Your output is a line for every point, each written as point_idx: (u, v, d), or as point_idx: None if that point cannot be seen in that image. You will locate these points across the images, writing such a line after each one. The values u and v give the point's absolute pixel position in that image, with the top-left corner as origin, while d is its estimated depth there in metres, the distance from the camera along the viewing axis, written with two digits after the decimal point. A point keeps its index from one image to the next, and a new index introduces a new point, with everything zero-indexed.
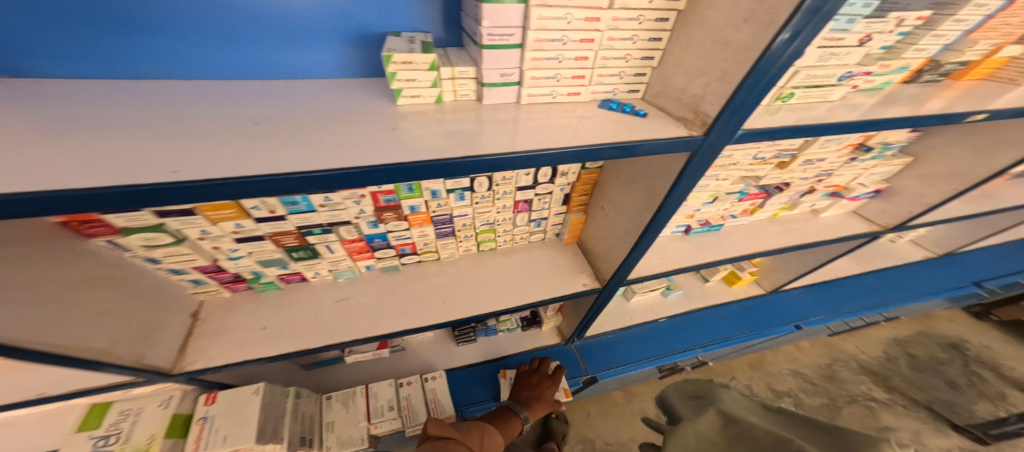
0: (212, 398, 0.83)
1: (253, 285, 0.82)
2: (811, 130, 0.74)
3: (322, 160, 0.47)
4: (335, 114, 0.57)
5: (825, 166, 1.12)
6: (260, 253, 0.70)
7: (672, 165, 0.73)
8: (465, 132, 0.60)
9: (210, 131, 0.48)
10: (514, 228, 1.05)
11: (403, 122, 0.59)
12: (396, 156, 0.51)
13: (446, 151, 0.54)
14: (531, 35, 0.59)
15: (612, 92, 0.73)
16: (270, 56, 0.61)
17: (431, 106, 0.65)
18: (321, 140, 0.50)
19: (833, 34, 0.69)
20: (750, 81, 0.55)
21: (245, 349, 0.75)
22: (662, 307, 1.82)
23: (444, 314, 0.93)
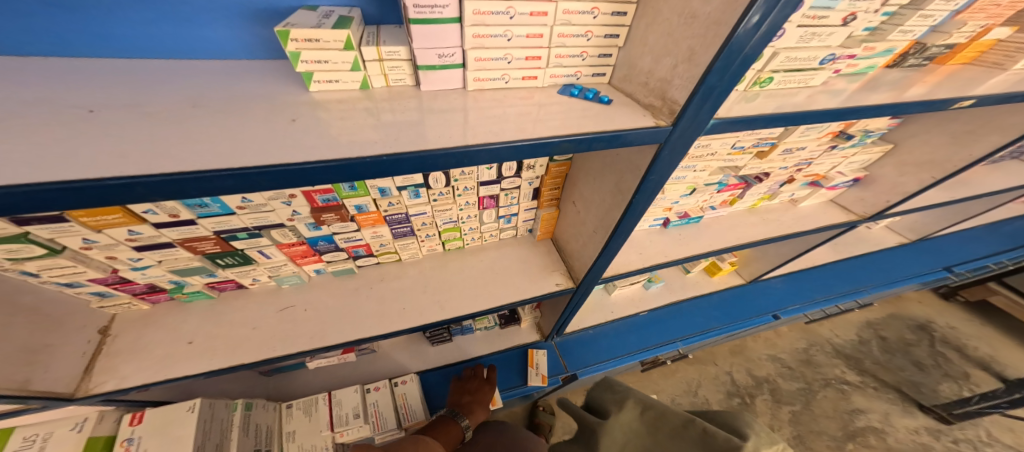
0: (138, 418, 0.78)
1: (177, 295, 0.74)
2: (789, 118, 0.68)
3: (212, 155, 0.39)
4: (239, 100, 0.49)
5: (804, 155, 1.08)
6: (172, 261, 0.64)
7: (640, 159, 0.67)
8: (402, 122, 0.52)
9: (69, 119, 0.39)
10: (481, 225, 0.99)
11: (321, 111, 0.51)
12: (312, 149, 0.43)
13: (373, 144, 0.47)
14: (470, 7, 0.52)
15: (575, 76, 0.67)
16: (162, 32, 0.53)
17: (356, 93, 0.57)
18: (217, 131, 0.42)
19: (817, 11, 0.64)
20: (717, 66, 0.50)
21: (166, 366, 0.67)
22: (642, 299, 1.79)
23: (403, 320, 0.86)
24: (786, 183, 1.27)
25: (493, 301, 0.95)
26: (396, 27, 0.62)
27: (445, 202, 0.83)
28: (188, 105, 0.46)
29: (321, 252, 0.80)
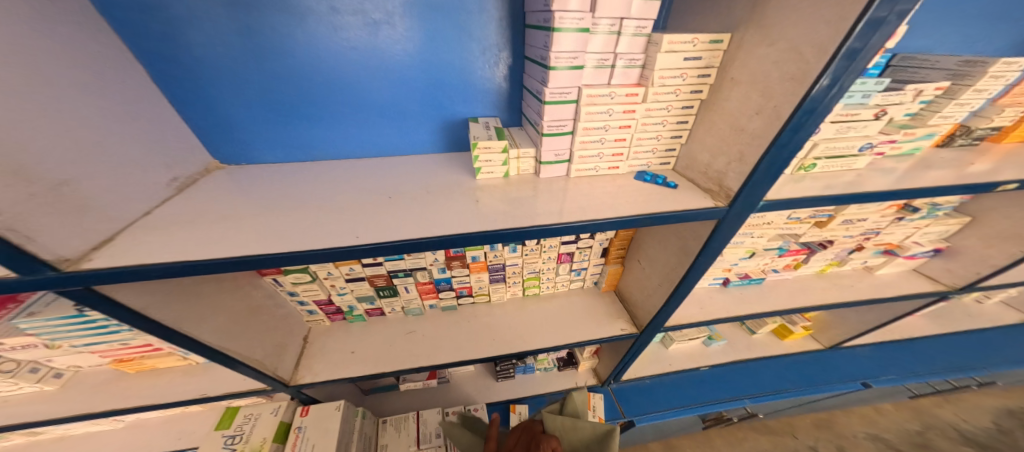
0: (306, 410, 1.02)
1: (348, 317, 1.12)
2: (837, 198, 0.80)
3: (427, 228, 0.68)
4: (435, 185, 0.82)
5: (869, 225, 1.14)
6: (358, 290, 1.02)
7: (701, 228, 0.82)
8: (529, 202, 0.78)
9: (357, 204, 0.72)
10: (556, 276, 1.22)
11: (482, 195, 0.80)
12: (476, 225, 0.70)
13: (511, 221, 0.72)
14: (581, 125, 0.78)
15: (646, 165, 0.88)
16: (390, 135, 0.92)
17: (500, 179, 0.86)
18: (426, 213, 0.72)
19: (849, 110, 0.78)
20: (792, 124, 0.60)
21: (340, 368, 1.02)
22: (703, 355, 1.77)
23: (493, 348, 1.12)
24: (855, 250, 1.29)
25: (563, 339, 1.15)
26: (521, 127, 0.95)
27: (533, 256, 1.08)
28: (413, 190, 0.79)
29: (439, 291, 1.13)
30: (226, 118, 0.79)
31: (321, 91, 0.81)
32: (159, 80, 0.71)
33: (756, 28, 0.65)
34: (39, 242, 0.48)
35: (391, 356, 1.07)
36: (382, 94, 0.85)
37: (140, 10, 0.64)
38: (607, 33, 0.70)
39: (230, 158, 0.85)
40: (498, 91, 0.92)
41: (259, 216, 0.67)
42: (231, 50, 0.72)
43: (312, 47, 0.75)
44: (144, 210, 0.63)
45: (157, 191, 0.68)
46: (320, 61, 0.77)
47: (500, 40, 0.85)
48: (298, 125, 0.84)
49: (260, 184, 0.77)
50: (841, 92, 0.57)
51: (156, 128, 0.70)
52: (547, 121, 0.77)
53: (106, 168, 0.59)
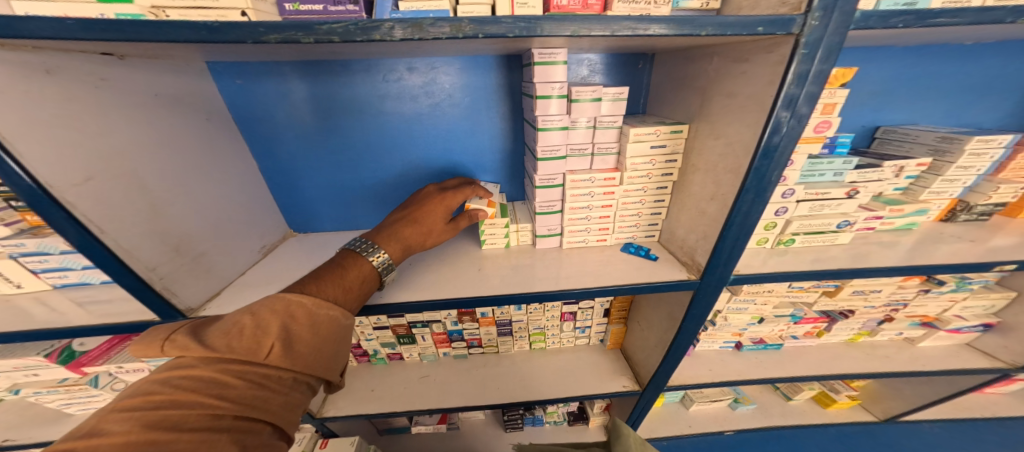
0: (325, 443, 1.18)
1: (372, 359, 1.25)
2: (822, 273, 0.81)
3: (429, 293, 0.81)
4: (445, 255, 0.95)
5: (886, 297, 1.05)
6: (383, 337, 1.15)
7: (682, 297, 0.87)
8: (523, 267, 0.90)
9: None
10: (561, 333, 1.27)
11: (485, 264, 0.92)
12: (471, 291, 0.82)
13: (503, 286, 0.83)
14: (568, 205, 0.89)
15: (632, 237, 0.96)
16: None
17: (502, 249, 0.97)
18: (431, 278, 0.86)
19: (818, 190, 0.82)
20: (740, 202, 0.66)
21: (359, 405, 1.15)
22: (728, 419, 1.67)
23: (498, 396, 1.18)
24: (886, 320, 1.20)
25: (563, 392, 1.19)
26: (524, 201, 1.08)
27: (538, 314, 1.17)
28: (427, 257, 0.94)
29: (452, 341, 1.22)
30: (295, 195, 1.03)
31: (366, 175, 1.03)
32: (263, 173, 0.98)
33: (706, 123, 0.75)
34: (180, 297, 0.69)
35: (405, 398, 1.17)
36: (415, 174, 1.05)
37: (258, 128, 0.92)
38: (585, 127, 0.83)
39: (301, 227, 1.08)
40: (508, 170, 1.08)
41: (310, 276, 0.85)
42: (309, 150, 0.97)
43: (365, 143, 0.98)
44: (240, 272, 0.84)
45: (251, 256, 0.89)
46: (369, 153, 1.00)
47: (507, 131, 1.02)
48: (347, 201, 1.06)
49: (314, 249, 0.98)
50: (773, 183, 0.64)
51: (257, 209, 0.94)
52: (539, 202, 0.89)
53: (225, 241, 0.81)
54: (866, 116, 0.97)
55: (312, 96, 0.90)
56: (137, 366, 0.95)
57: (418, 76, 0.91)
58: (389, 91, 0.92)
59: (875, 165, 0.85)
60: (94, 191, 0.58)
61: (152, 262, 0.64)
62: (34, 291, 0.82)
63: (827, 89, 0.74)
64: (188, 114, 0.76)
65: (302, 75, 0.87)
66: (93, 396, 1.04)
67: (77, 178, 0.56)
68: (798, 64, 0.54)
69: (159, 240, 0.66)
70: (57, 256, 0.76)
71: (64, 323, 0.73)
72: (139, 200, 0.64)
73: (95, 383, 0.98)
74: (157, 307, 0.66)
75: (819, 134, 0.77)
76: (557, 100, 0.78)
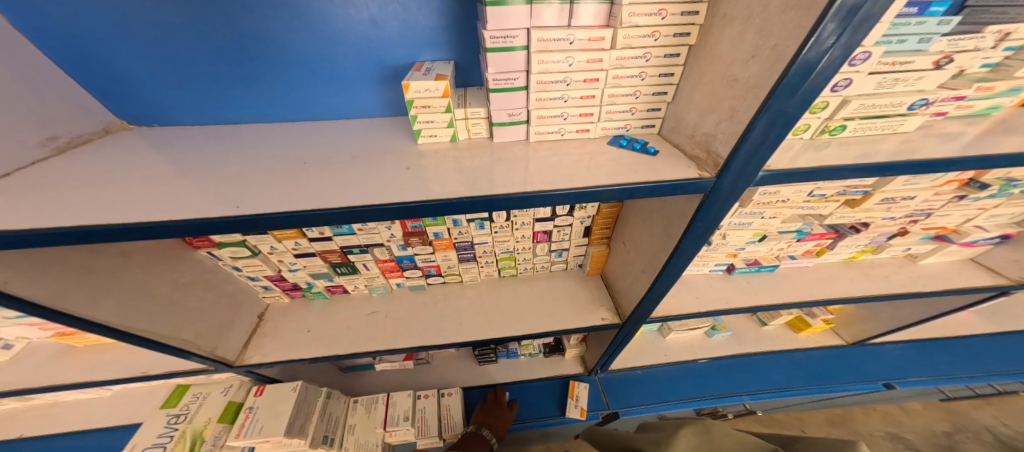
0: (260, 390, 1.03)
1: (307, 293, 1.05)
2: (865, 169, 0.62)
3: (337, 197, 0.55)
4: (368, 153, 0.69)
5: (917, 206, 0.92)
6: (312, 267, 0.93)
7: (685, 205, 0.67)
8: (475, 167, 0.67)
9: (274, 167, 0.63)
10: (534, 257, 1.10)
11: (419, 161, 0.68)
12: (404, 193, 0.59)
13: (448, 189, 0.60)
14: (535, 78, 0.64)
15: (624, 128, 0.73)
16: (327, 97, 0.78)
17: (447, 144, 0.73)
18: (348, 179, 0.61)
19: (896, 57, 0.59)
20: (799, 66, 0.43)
21: (295, 348, 0.96)
22: (703, 346, 1.65)
23: (458, 334, 1.03)
24: (898, 234, 1.09)
25: (535, 326, 1.05)
26: (480, 87, 0.80)
27: (504, 234, 0.96)
28: (348, 155, 0.68)
29: (404, 270, 1.03)
30: (124, 74, 0.68)
31: (233, 42, 0.68)
32: (45, 33, 0.61)
33: None
34: None
35: (351, 337, 1.00)
36: (314, 47, 0.71)
37: None
38: None
39: (142, 119, 0.75)
40: (455, 45, 0.76)
41: (160, 180, 0.57)
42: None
43: None
44: (1, 172, 0.54)
45: (31, 151, 0.59)
46: (224, 5, 0.63)
47: None
48: (214, 85, 0.72)
49: (168, 147, 0.68)
50: (869, 20, 0.40)
51: (31, 79, 0.61)
52: (491, 74, 0.63)
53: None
54: None
55: None
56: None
57: None
58: None
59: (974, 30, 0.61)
60: None
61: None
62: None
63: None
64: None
65: None
66: None
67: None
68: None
69: None
70: None
71: None
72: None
73: None
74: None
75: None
76: None
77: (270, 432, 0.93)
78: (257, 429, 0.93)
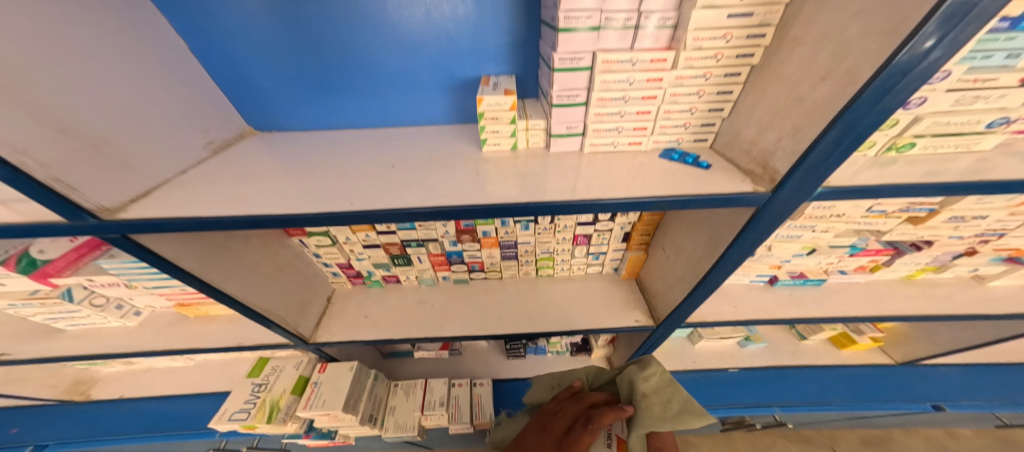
0: (323, 367, 1.14)
1: (366, 281, 1.15)
2: (933, 188, 0.61)
3: (422, 198, 0.64)
4: (438, 159, 0.77)
5: (987, 226, 0.88)
6: (376, 257, 1.03)
7: (736, 216, 0.69)
8: (532, 174, 0.72)
9: (364, 171, 0.72)
10: (571, 258, 1.14)
11: (484, 166, 0.75)
12: (475, 197, 0.65)
13: (515, 194, 0.66)
14: (595, 95, 0.68)
15: (676, 142, 0.76)
16: (407, 107, 0.90)
17: (508, 152, 0.79)
18: (426, 182, 0.69)
19: (981, 74, 0.57)
20: (878, 86, 0.42)
21: (354, 330, 1.06)
22: (735, 356, 1.65)
23: (499, 327, 1.09)
24: (963, 253, 1.03)
25: (575, 324, 1.10)
26: (537, 100, 0.88)
27: (547, 235, 1.01)
28: (425, 159, 0.77)
29: (452, 264, 1.10)
30: (250, 89, 0.82)
31: (337, 61, 0.80)
32: (200, 57, 0.76)
33: None
34: (83, 193, 0.52)
35: (403, 325, 1.09)
36: (400, 64, 0.82)
37: None
38: None
39: (264, 125, 0.89)
40: (519, 61, 0.85)
41: (280, 178, 0.69)
42: (253, 25, 0.73)
43: (327, 16, 0.74)
44: (179, 170, 0.68)
45: (194, 153, 0.72)
46: (333, 29, 0.76)
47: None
48: (318, 96, 0.85)
49: (277, 152, 0.79)
50: (948, 48, 0.38)
51: (195, 96, 0.75)
52: (556, 90, 0.68)
53: (139, 131, 0.62)
54: None
55: None
56: (109, 280, 0.88)
57: None
58: None
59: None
60: None
61: (20, 142, 0.46)
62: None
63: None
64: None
65: None
66: (74, 313, 0.96)
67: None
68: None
69: (37, 122, 0.48)
70: None
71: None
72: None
73: (70, 297, 0.90)
74: (53, 205, 0.49)
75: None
76: None
77: (331, 406, 1.03)
78: (321, 403, 1.04)
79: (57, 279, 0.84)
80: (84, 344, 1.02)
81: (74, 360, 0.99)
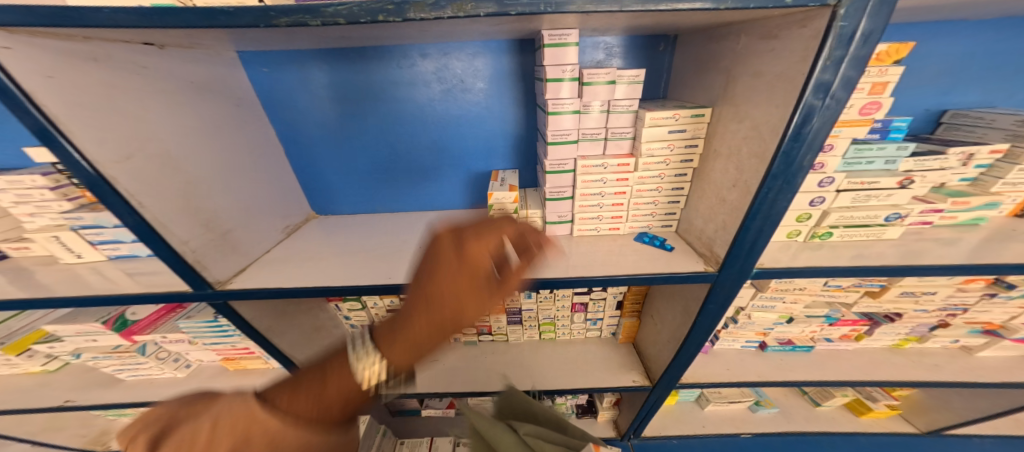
0: None
1: None
2: (859, 271, 0.74)
3: None
4: None
5: (943, 300, 0.98)
6: None
7: (698, 290, 0.82)
8: None
9: (395, 251, 0.91)
10: (572, 324, 1.26)
11: None
12: None
13: None
14: (579, 192, 0.87)
15: (647, 227, 0.93)
16: (432, 194, 1.12)
17: None
18: None
19: (863, 179, 0.74)
20: (766, 185, 0.60)
21: None
22: (747, 421, 1.60)
23: (504, 385, 1.19)
24: (938, 326, 1.11)
25: (573, 384, 1.18)
26: (535, 188, 1.08)
27: (548, 303, 1.16)
28: None
29: (462, 327, 1.24)
30: (316, 180, 1.08)
31: (384, 160, 1.06)
32: (290, 158, 1.04)
33: (730, 104, 0.71)
34: (209, 269, 0.74)
35: (415, 381, 1.20)
36: (428, 161, 1.06)
37: (282, 116, 0.97)
38: (600, 112, 0.80)
39: (322, 209, 1.13)
40: (519, 157, 1.08)
41: (330, 258, 0.88)
42: (328, 136, 1.01)
43: (381, 130, 1.01)
44: (264, 250, 0.89)
45: (274, 235, 0.94)
46: (384, 139, 1.02)
47: (519, 114, 1.01)
48: (365, 186, 1.10)
49: (330, 235, 1.00)
50: (803, 169, 0.58)
51: (282, 190, 1.00)
52: (549, 188, 0.87)
53: (246, 218, 0.85)
54: (931, 98, 0.87)
55: (333, 83, 0.93)
56: (179, 337, 1.06)
57: (431, 62, 0.92)
58: (402, 76, 0.94)
59: (939, 152, 0.76)
60: (133, 168, 0.62)
61: (185, 237, 0.69)
62: (92, 261, 0.87)
63: (874, 66, 0.65)
64: (218, 98, 0.81)
65: (323, 62, 0.90)
66: (139, 363, 1.13)
67: (117, 157, 0.60)
68: (833, 46, 0.49)
69: (192, 216, 0.71)
70: (111, 229, 0.81)
71: (117, 291, 0.77)
72: (173, 179, 0.69)
73: (143, 350, 1.07)
74: (188, 277, 0.71)
75: (866, 116, 0.67)
76: (568, 83, 0.76)
77: None
78: None
79: (138, 337, 1.01)
80: (140, 392, 1.17)
81: (132, 406, 1.13)
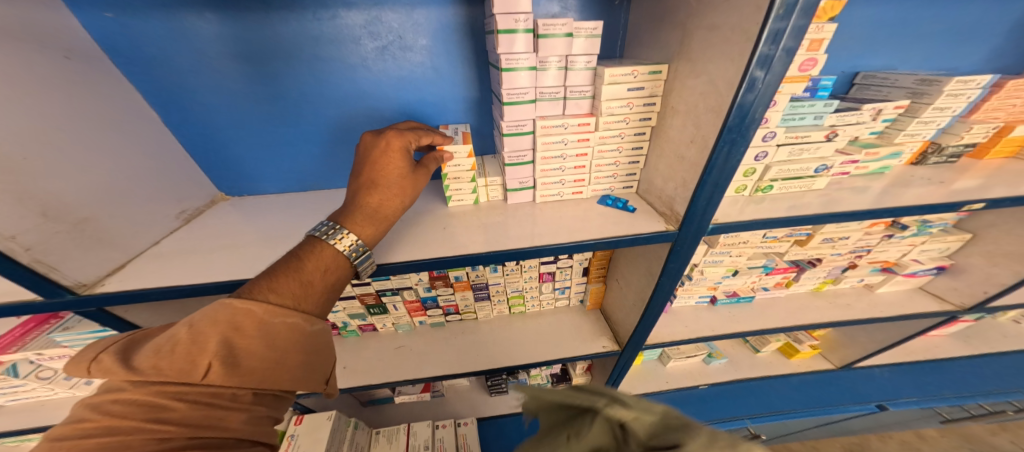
0: (299, 420, 1.15)
1: (343, 332, 1.21)
2: (800, 220, 0.79)
3: (391, 249, 0.75)
4: (409, 215, 0.89)
5: (855, 243, 1.10)
6: (351, 308, 1.11)
7: (660, 249, 0.84)
8: (494, 222, 0.85)
9: None
10: (541, 295, 1.25)
11: (452, 221, 0.86)
12: (440, 252, 0.75)
13: (474, 244, 0.77)
14: (539, 155, 0.83)
15: (610, 189, 0.92)
16: None
17: (471, 206, 0.92)
18: (397, 235, 0.80)
19: (798, 133, 0.79)
20: (723, 141, 0.61)
21: None
22: (702, 373, 1.73)
23: (474, 364, 1.15)
24: (849, 267, 1.25)
25: (540, 355, 1.18)
26: (494, 155, 1.03)
27: (514, 275, 1.13)
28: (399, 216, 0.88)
29: (426, 309, 1.18)
30: (221, 157, 0.93)
31: (311, 128, 0.94)
32: (172, 129, 0.87)
33: (685, 60, 0.70)
34: (62, 271, 0.61)
35: (379, 370, 1.13)
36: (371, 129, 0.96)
37: (161, 76, 0.80)
38: (557, 69, 0.76)
39: (233, 190, 1.00)
40: (475, 121, 1.01)
41: (264, 244, 0.76)
42: (231, 102, 0.86)
43: (306, 93, 0.88)
44: (151, 241, 0.76)
45: (165, 222, 0.81)
46: (303, 104, 0.90)
47: (468, 71, 0.93)
48: (293, 159, 0.97)
49: (244, 219, 0.88)
50: (755, 122, 0.59)
51: (172, 171, 0.85)
52: (507, 152, 0.83)
53: (118, 202, 0.71)
54: (846, 60, 0.95)
55: (224, 36, 0.78)
56: (58, 353, 0.84)
57: (358, 13, 0.81)
58: (324, 31, 0.82)
59: (855, 108, 0.83)
60: None
61: (10, 229, 0.55)
62: None
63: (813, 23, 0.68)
64: (44, 53, 0.64)
65: (207, 10, 0.75)
66: (17, 386, 0.92)
67: None
68: None
69: (19, 203, 0.56)
70: None
71: None
72: None
73: (15, 372, 0.86)
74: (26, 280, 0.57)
75: (804, 73, 0.70)
76: (523, 36, 0.70)
77: None
78: None
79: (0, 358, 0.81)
80: (26, 421, 0.97)
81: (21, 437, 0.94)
